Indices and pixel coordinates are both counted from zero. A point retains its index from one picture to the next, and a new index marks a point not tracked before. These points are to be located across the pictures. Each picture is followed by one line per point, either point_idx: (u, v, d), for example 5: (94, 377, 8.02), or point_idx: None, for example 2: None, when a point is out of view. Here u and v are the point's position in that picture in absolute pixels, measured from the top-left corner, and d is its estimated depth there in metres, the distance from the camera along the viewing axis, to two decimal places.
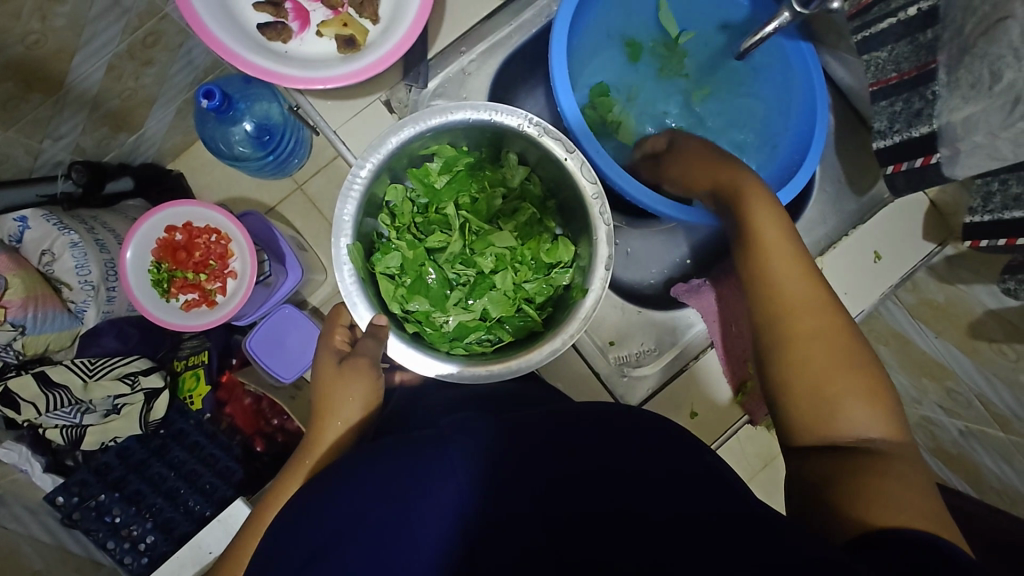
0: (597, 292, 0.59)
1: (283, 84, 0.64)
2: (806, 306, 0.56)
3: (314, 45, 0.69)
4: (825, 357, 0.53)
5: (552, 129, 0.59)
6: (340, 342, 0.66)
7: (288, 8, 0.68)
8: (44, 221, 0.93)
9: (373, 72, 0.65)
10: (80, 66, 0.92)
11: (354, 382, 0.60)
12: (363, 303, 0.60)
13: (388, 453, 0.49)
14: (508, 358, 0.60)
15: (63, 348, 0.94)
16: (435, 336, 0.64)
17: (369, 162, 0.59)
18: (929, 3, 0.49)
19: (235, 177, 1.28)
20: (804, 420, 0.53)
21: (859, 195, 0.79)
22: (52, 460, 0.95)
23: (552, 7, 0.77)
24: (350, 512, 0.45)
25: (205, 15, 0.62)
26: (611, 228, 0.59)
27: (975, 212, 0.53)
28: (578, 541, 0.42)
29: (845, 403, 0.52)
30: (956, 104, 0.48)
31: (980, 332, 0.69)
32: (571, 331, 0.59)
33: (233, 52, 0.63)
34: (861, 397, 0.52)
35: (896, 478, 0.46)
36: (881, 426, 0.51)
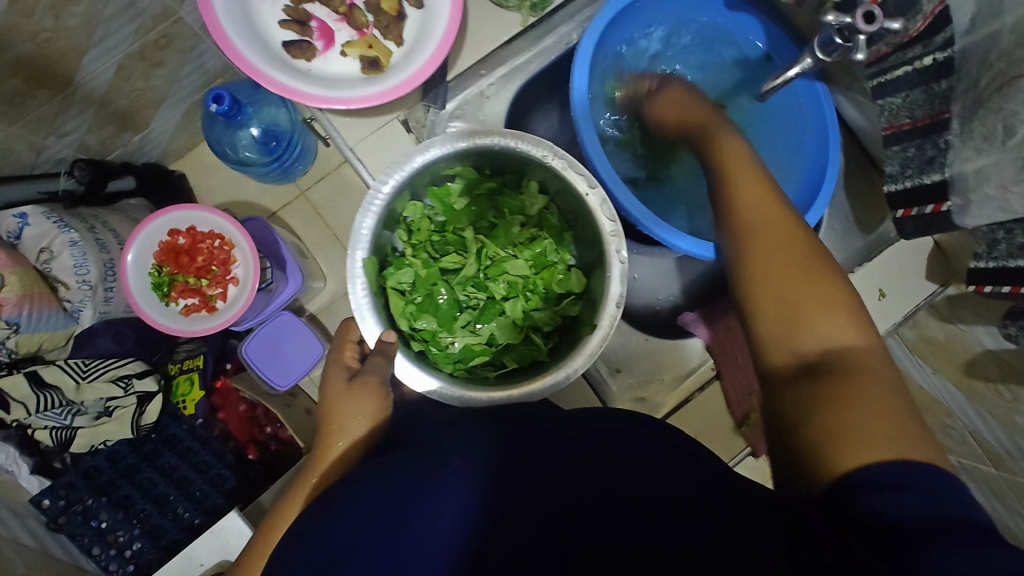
0: (606, 329, 0.59)
1: (306, 102, 0.65)
2: (773, 233, 0.54)
3: (338, 65, 0.69)
4: (787, 277, 0.51)
5: (577, 164, 0.59)
6: (350, 358, 0.66)
7: (313, 26, 0.68)
8: (45, 218, 0.93)
9: (394, 96, 0.65)
10: (91, 65, 0.92)
11: (361, 399, 0.60)
12: (372, 317, 0.60)
13: (382, 480, 0.48)
14: (511, 387, 0.60)
15: (56, 346, 0.92)
16: (440, 356, 0.63)
17: (391, 178, 0.60)
18: (945, 54, 0.50)
19: (239, 181, 1.28)
20: (773, 338, 0.51)
21: (867, 232, 0.81)
22: (40, 462, 0.93)
23: (573, 35, 0.77)
24: (356, 525, 0.45)
25: (230, 29, 0.62)
26: (626, 267, 0.59)
27: (979, 257, 0.54)
28: (579, 535, 0.43)
29: (811, 320, 0.49)
30: (969, 155, 0.50)
31: (977, 371, 0.71)
32: (576, 365, 0.59)
33: (258, 69, 0.63)
34: (827, 309, 0.49)
35: (865, 391, 0.44)
36: (848, 334, 0.49)
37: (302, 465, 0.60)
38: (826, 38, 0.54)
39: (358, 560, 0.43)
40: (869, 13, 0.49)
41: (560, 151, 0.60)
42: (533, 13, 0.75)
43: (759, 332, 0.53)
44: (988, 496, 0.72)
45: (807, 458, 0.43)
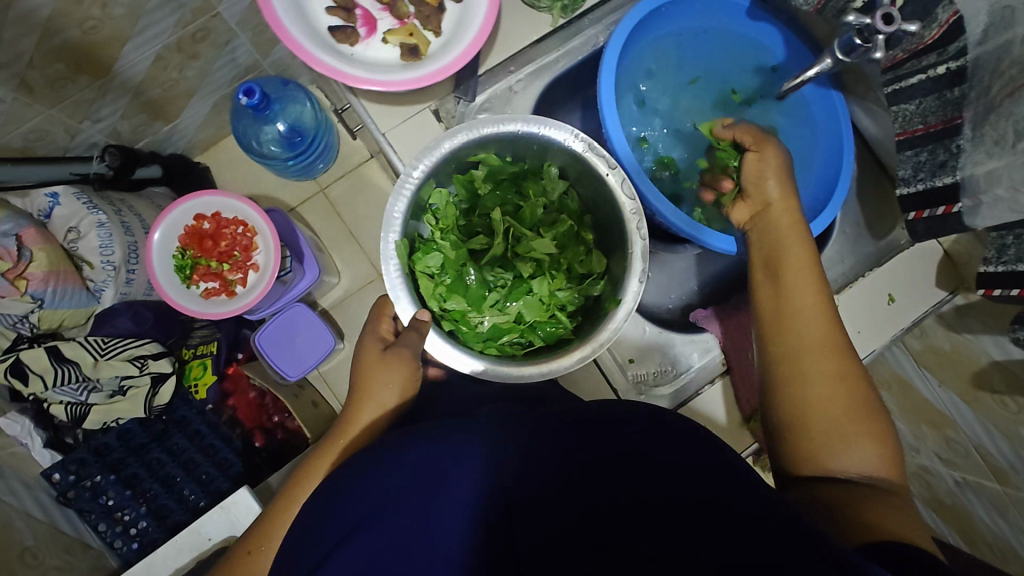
0: (630, 305, 0.61)
1: (348, 83, 0.68)
2: (824, 344, 0.60)
3: (379, 51, 0.72)
4: (837, 392, 0.58)
5: (597, 144, 0.62)
6: (385, 331, 0.69)
7: (358, 14, 0.71)
8: (75, 199, 0.95)
9: (434, 80, 0.68)
10: (130, 54, 0.95)
11: (392, 368, 0.64)
12: (406, 297, 0.62)
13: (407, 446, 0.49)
14: (541, 361, 0.62)
15: (76, 325, 0.95)
16: (469, 334, 0.65)
17: (422, 164, 0.62)
18: (958, 63, 0.52)
19: (261, 175, 1.31)
20: (812, 449, 0.58)
21: (878, 238, 0.82)
22: (53, 436, 0.95)
23: (599, 38, 0.80)
24: (385, 494, 0.46)
25: (283, 16, 0.66)
26: (646, 244, 0.62)
27: (989, 262, 0.56)
28: (590, 496, 0.44)
29: (848, 432, 0.57)
30: (979, 158, 0.52)
31: (983, 382, 0.72)
32: (601, 341, 0.61)
33: (305, 49, 0.66)
34: (864, 433, 0.57)
35: (897, 507, 0.51)
36: (876, 464, 0.57)
37: (331, 427, 0.65)
38: (846, 41, 0.57)
39: (384, 524, 0.45)
40: (887, 14, 0.52)
41: (580, 135, 0.63)
42: (563, 15, 0.78)
43: (794, 440, 0.59)
44: (990, 512, 0.71)
45: (845, 526, 0.48)
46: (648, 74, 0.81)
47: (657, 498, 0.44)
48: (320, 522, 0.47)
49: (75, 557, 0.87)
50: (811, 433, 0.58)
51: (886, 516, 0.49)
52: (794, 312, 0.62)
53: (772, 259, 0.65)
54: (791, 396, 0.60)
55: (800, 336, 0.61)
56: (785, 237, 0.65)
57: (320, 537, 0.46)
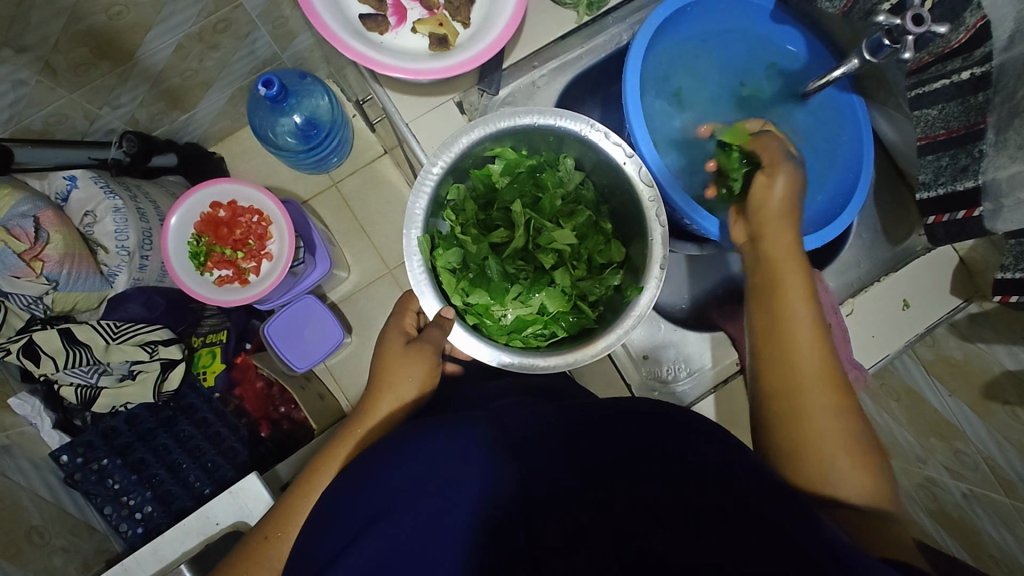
0: (653, 291, 0.62)
1: (378, 71, 0.68)
2: (817, 367, 0.59)
3: (408, 40, 0.72)
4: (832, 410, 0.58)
5: (614, 133, 0.62)
6: (409, 325, 0.69)
7: (388, 3, 0.72)
8: (92, 183, 0.96)
9: (462, 71, 0.68)
10: (152, 42, 0.96)
11: (414, 363, 0.64)
12: (431, 293, 0.63)
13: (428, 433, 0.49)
14: (564, 351, 0.62)
15: (88, 308, 0.95)
16: (493, 328, 0.66)
17: (441, 160, 0.63)
18: (983, 69, 0.53)
19: (275, 166, 1.31)
20: (804, 474, 0.57)
21: (894, 243, 0.82)
22: (61, 418, 0.96)
23: (622, 36, 0.82)
24: (395, 484, 0.46)
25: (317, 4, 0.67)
26: (666, 231, 0.62)
27: (1005, 269, 0.56)
28: (609, 486, 0.45)
29: (843, 455, 0.56)
30: (1003, 162, 0.52)
31: (996, 393, 0.72)
32: (625, 328, 0.62)
33: (337, 35, 0.66)
34: (854, 459, 0.57)
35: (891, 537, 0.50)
36: (866, 492, 0.56)
37: (346, 419, 0.65)
38: (875, 41, 0.57)
39: (394, 515, 0.44)
40: (918, 16, 0.52)
41: (596, 125, 0.63)
42: (589, 12, 0.77)
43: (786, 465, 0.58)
44: (997, 525, 0.70)
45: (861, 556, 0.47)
46: (672, 67, 0.81)
47: (677, 498, 0.44)
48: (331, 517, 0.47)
49: (80, 539, 0.87)
50: (805, 457, 0.57)
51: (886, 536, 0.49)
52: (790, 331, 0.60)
53: (770, 281, 0.63)
54: (784, 420, 0.59)
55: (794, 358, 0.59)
56: (780, 256, 0.63)
57: (332, 532, 0.46)
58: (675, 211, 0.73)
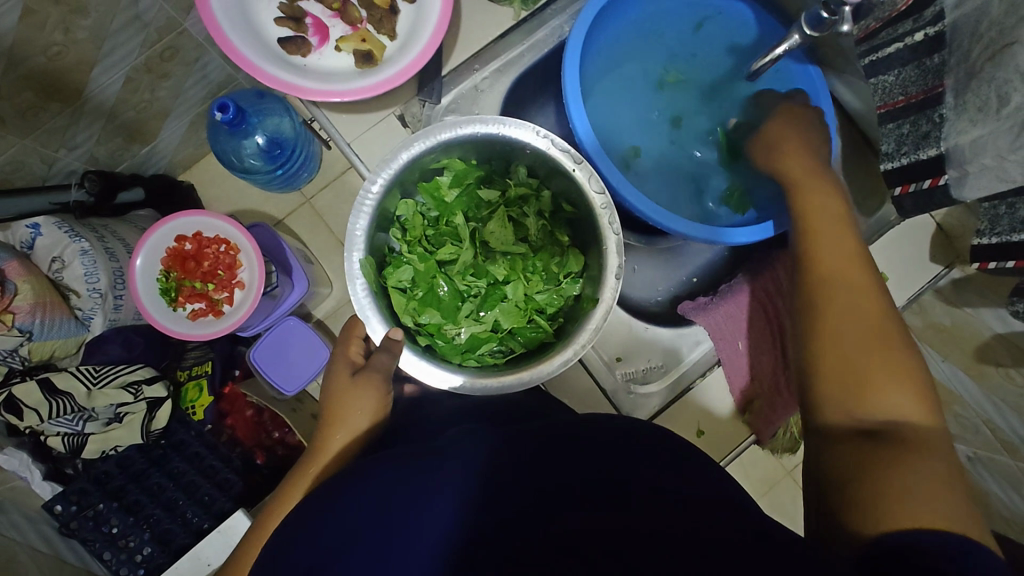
0: (607, 304, 0.60)
1: (302, 97, 0.67)
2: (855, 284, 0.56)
3: (331, 60, 0.71)
4: (873, 349, 0.52)
5: (560, 139, 0.60)
6: (355, 354, 0.68)
7: (308, 23, 0.70)
8: (55, 228, 0.93)
9: (390, 85, 0.67)
10: (99, 78, 0.93)
11: (364, 394, 0.63)
12: (376, 317, 0.61)
13: (380, 478, 0.48)
14: (518, 370, 0.61)
15: (67, 355, 0.94)
16: (447, 347, 0.64)
17: (381, 177, 0.60)
18: (936, 28, 0.50)
19: (245, 189, 1.29)
20: (835, 398, 0.53)
21: (867, 217, 0.78)
22: (52, 468, 0.94)
23: (565, 28, 0.80)
24: (339, 538, 0.44)
25: (230, 31, 0.65)
26: (620, 240, 0.60)
27: (982, 234, 0.55)
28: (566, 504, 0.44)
29: (886, 384, 0.51)
30: (964, 127, 0.50)
31: (987, 355, 0.70)
32: (583, 342, 0.60)
33: (258, 66, 0.65)
34: (892, 376, 0.51)
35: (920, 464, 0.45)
36: (909, 409, 0.50)
37: (298, 460, 0.62)
38: (814, 15, 0.58)
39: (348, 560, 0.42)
40: None
41: (543, 132, 0.61)
42: (525, 7, 0.78)
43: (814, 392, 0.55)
44: (1004, 486, 0.68)
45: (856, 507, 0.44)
46: (616, 59, 0.80)
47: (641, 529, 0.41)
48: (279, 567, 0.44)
49: None
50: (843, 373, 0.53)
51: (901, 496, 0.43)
52: (827, 265, 0.59)
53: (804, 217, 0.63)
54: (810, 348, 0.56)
55: (828, 278, 0.58)
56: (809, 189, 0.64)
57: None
58: (625, 206, 0.69)
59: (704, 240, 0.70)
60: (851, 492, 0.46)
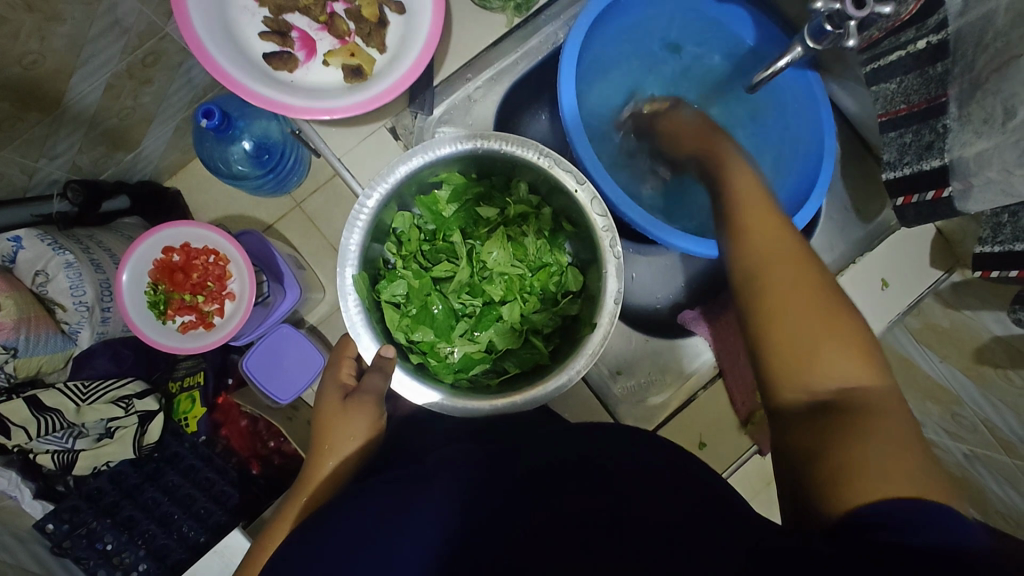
0: (605, 328, 0.58)
1: (290, 115, 0.65)
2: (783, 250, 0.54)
3: (320, 74, 0.69)
4: (803, 306, 0.51)
5: (565, 162, 0.59)
6: (346, 375, 0.67)
7: (294, 37, 0.68)
8: (38, 241, 0.91)
9: (380, 102, 0.66)
10: (79, 85, 0.91)
11: (355, 418, 0.62)
12: (367, 335, 0.59)
13: (378, 503, 0.46)
14: (511, 392, 0.59)
15: (55, 369, 0.92)
16: (439, 366, 0.63)
17: (377, 191, 0.59)
18: (939, 37, 0.50)
19: (234, 194, 1.26)
20: (784, 376, 0.51)
21: (867, 221, 0.81)
22: (43, 486, 0.89)
23: (559, 35, 0.79)
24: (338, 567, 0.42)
25: (213, 46, 0.63)
26: (621, 262, 0.59)
27: (984, 242, 0.54)
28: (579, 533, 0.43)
29: (831, 354, 0.49)
30: (968, 138, 0.49)
31: (987, 357, 0.69)
32: (578, 366, 0.58)
33: (242, 84, 0.63)
34: (838, 347, 0.50)
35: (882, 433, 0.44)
36: (858, 375, 0.49)
37: (289, 488, 0.61)
38: (816, 26, 0.55)
39: None
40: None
41: (546, 150, 0.59)
42: (518, 14, 0.76)
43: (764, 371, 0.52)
44: (1001, 484, 0.68)
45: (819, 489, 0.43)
46: (610, 68, 0.79)
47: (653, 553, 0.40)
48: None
49: None
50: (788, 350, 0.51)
51: (856, 476, 0.41)
52: (746, 231, 0.57)
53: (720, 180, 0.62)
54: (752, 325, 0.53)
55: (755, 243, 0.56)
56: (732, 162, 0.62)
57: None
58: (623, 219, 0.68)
59: (683, 248, 0.68)
60: (818, 471, 0.44)
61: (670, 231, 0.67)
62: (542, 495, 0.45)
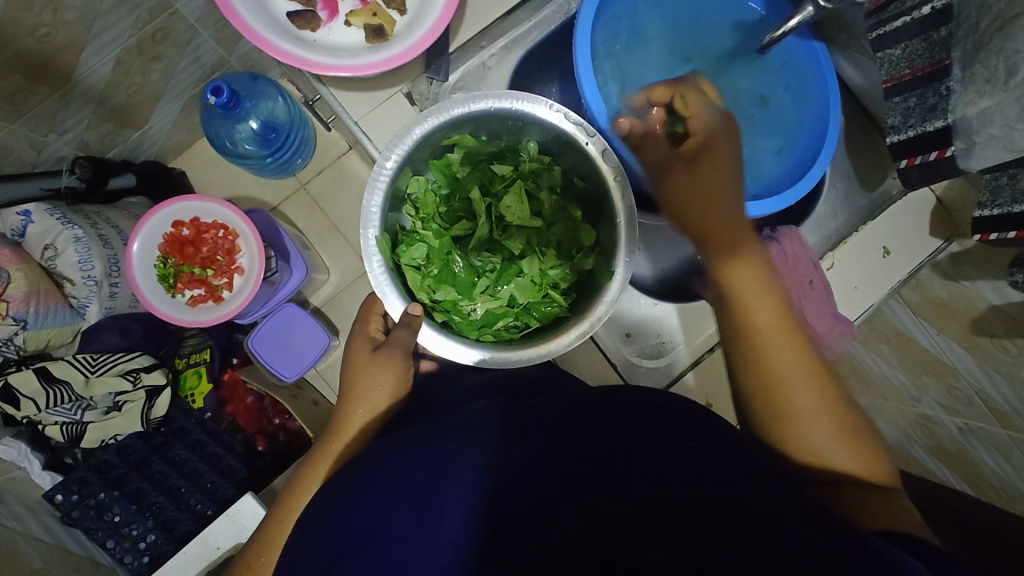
0: (623, 274, 0.61)
1: (313, 71, 0.67)
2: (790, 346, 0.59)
3: (341, 34, 0.70)
4: (810, 403, 0.57)
5: (575, 114, 0.60)
6: (375, 330, 0.70)
7: None
8: (48, 215, 0.91)
9: (401, 61, 0.67)
10: (89, 60, 0.91)
11: (383, 370, 0.65)
12: (394, 294, 0.61)
13: (401, 455, 0.48)
14: (535, 343, 0.61)
15: (64, 343, 0.91)
16: (463, 323, 0.65)
17: (394, 154, 0.60)
18: (943, 2, 0.52)
19: (240, 175, 1.27)
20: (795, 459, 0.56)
21: (870, 190, 0.83)
22: (51, 458, 0.93)
23: (570, 5, 0.81)
24: (367, 514, 0.44)
25: (240, 6, 0.64)
26: (634, 210, 0.61)
27: (983, 206, 0.56)
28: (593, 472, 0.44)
29: (835, 445, 0.55)
30: (971, 98, 0.51)
31: (983, 327, 0.71)
32: (600, 314, 0.61)
33: (265, 38, 0.64)
34: (839, 437, 0.56)
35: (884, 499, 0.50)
36: (855, 462, 0.55)
37: (321, 436, 0.65)
38: None
39: (373, 542, 0.42)
40: None
41: (555, 105, 0.61)
42: None
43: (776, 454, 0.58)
44: (994, 455, 0.70)
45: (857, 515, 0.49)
46: (623, 37, 0.81)
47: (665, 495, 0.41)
48: (307, 542, 0.45)
49: None
50: (800, 441, 0.56)
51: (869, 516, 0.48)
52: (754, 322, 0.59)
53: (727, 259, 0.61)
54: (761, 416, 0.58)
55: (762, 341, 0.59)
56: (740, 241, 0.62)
57: (308, 555, 0.44)
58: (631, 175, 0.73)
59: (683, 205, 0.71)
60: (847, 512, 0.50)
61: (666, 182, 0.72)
62: (558, 441, 0.46)
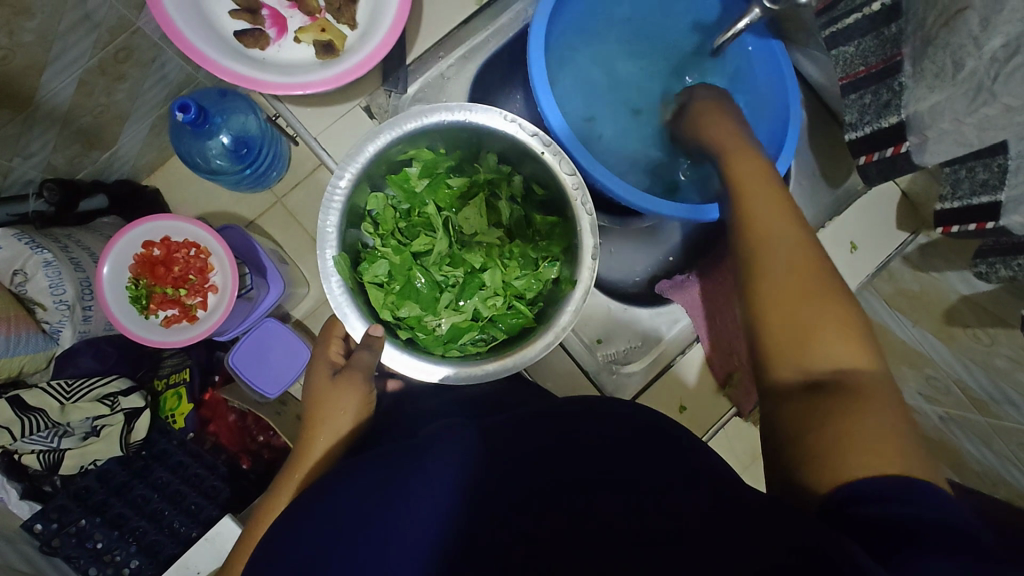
0: (586, 284, 0.61)
1: (260, 90, 0.66)
2: (792, 236, 0.56)
3: (290, 51, 0.70)
4: (809, 295, 0.52)
5: (528, 123, 0.60)
6: (335, 353, 0.69)
7: (264, 14, 0.70)
8: (16, 240, 0.88)
9: (353, 76, 0.66)
10: (52, 81, 0.90)
11: (345, 395, 0.64)
12: (355, 315, 0.60)
13: (360, 483, 0.47)
14: (501, 355, 0.61)
15: (38, 370, 0.90)
16: (429, 339, 0.64)
17: (349, 171, 0.60)
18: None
19: (215, 191, 1.26)
20: (783, 353, 0.52)
21: (835, 186, 0.85)
22: (29, 487, 0.88)
23: (527, 12, 0.81)
24: (327, 542, 0.43)
25: (183, 26, 0.63)
26: (593, 219, 0.61)
27: (946, 199, 0.56)
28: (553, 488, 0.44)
29: (836, 341, 0.50)
30: (922, 94, 0.53)
31: (956, 319, 0.72)
32: (564, 325, 0.61)
33: (209, 59, 0.64)
34: (842, 334, 0.51)
35: (873, 415, 0.45)
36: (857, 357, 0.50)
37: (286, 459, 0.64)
38: None
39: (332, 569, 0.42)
40: None
41: (510, 115, 0.61)
42: None
43: (766, 350, 0.54)
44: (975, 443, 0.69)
45: (811, 459, 0.44)
46: (578, 49, 0.82)
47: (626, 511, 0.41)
48: (269, 568, 0.44)
49: None
50: (799, 343, 0.52)
51: (848, 444, 0.43)
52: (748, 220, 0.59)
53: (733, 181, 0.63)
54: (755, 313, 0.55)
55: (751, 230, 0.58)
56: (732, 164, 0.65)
57: None
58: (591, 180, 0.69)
59: (682, 218, 0.71)
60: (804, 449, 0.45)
61: (666, 204, 0.70)
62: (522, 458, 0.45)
